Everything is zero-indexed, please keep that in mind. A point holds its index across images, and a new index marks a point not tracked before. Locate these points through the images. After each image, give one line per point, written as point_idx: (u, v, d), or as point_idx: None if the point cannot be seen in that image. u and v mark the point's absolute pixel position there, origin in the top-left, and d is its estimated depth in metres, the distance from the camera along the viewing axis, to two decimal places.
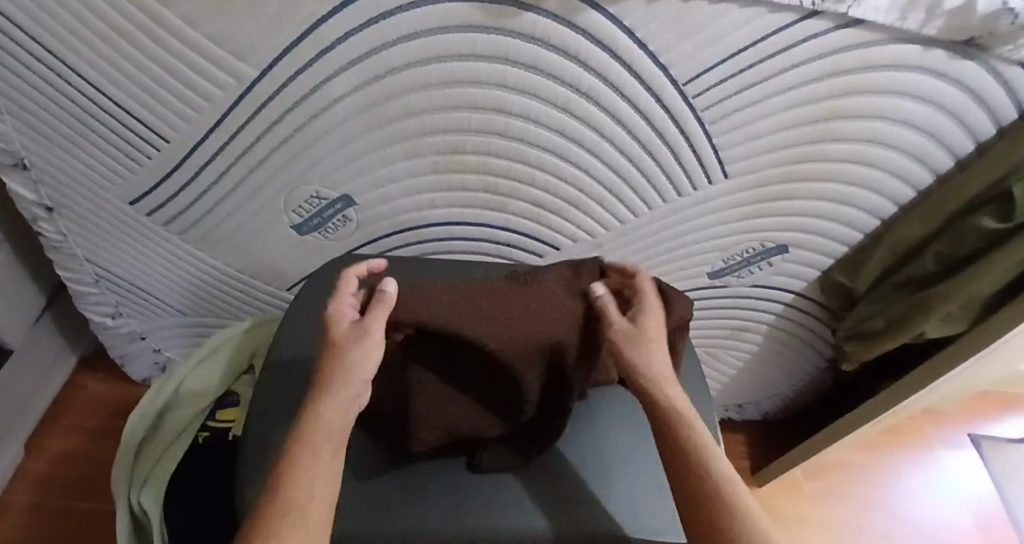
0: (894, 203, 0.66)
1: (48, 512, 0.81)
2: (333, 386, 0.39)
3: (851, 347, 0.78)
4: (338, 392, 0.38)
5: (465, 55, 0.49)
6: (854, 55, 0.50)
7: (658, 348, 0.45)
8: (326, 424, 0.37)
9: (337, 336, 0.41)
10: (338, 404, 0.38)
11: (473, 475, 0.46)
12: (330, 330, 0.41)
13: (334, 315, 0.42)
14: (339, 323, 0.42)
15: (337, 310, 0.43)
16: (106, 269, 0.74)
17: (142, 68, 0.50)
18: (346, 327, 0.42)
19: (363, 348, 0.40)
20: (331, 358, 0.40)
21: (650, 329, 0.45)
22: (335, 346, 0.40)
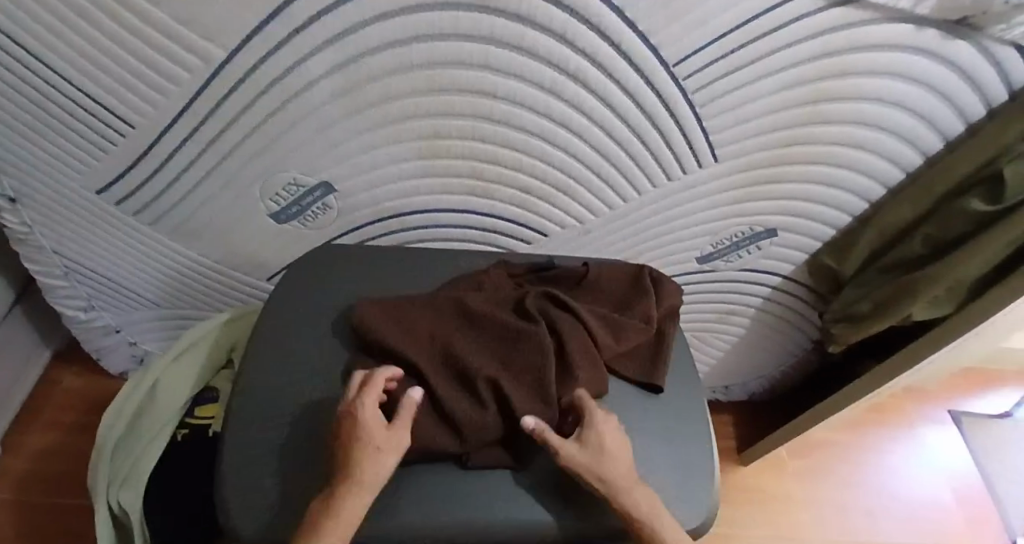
0: (883, 185, 0.66)
1: (27, 509, 0.79)
2: (353, 494, 0.36)
3: (838, 329, 0.78)
4: (359, 502, 0.36)
5: (446, 36, 0.47)
6: (848, 35, 0.49)
7: (615, 455, 0.41)
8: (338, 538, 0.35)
9: (379, 441, 0.38)
10: (348, 515, 0.36)
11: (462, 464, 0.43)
12: (362, 428, 0.38)
13: (366, 408, 0.39)
14: (371, 419, 0.39)
15: (370, 405, 0.39)
16: (75, 261, 0.71)
17: (103, 50, 0.47)
18: (382, 430, 0.39)
19: (382, 457, 0.38)
20: (360, 460, 0.37)
21: (603, 437, 0.41)
22: (366, 447, 0.37)
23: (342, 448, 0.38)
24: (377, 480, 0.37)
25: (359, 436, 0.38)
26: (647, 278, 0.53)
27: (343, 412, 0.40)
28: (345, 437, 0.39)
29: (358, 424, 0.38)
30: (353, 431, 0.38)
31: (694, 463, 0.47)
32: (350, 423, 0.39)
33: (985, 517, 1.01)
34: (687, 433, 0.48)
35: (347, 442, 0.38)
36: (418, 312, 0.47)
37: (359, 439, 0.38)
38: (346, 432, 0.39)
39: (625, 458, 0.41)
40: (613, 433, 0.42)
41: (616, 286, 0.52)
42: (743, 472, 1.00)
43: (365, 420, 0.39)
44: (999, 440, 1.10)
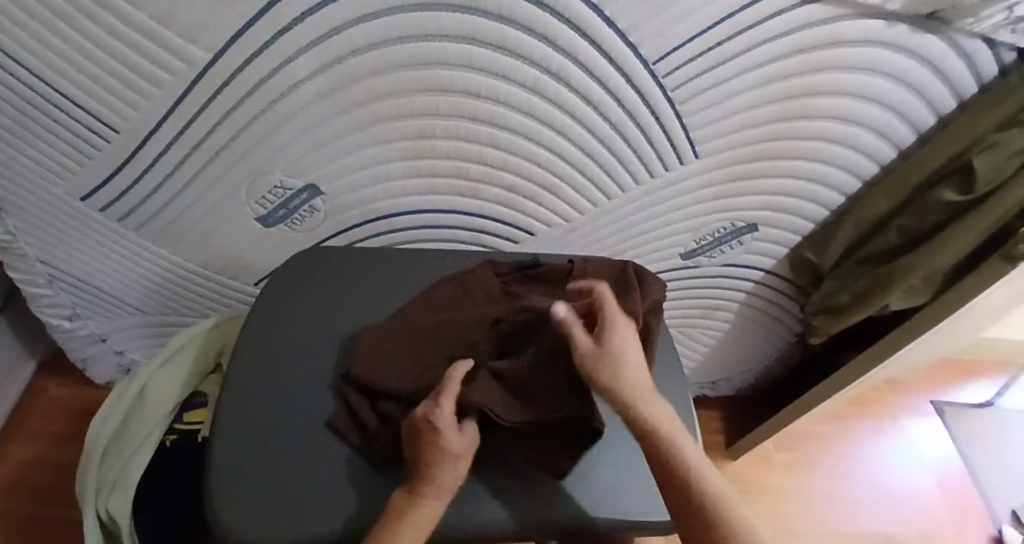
0: (860, 178, 0.67)
1: (14, 521, 0.78)
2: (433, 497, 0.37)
3: (820, 321, 0.79)
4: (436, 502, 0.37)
5: (430, 35, 0.48)
6: (821, 30, 0.51)
7: (628, 356, 0.41)
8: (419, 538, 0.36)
9: (458, 448, 0.38)
10: (427, 516, 0.37)
11: None
12: (444, 435, 0.37)
13: (443, 412, 0.37)
14: (446, 421, 0.37)
15: (448, 407, 0.38)
16: (60, 268, 0.71)
17: (88, 55, 0.47)
18: (458, 434, 0.38)
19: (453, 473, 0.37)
20: (439, 466, 0.37)
21: (623, 341, 0.42)
22: (445, 452, 0.37)
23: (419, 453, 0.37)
24: (453, 484, 0.38)
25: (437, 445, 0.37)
26: (631, 273, 0.53)
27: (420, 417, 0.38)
28: (420, 438, 0.37)
29: (438, 431, 0.37)
30: (432, 437, 0.37)
31: None
32: (427, 423, 0.37)
33: (967, 504, 1.03)
34: None
35: (424, 447, 0.37)
36: (420, 318, 0.49)
37: (438, 448, 0.37)
38: (421, 433, 0.37)
39: (636, 361, 0.42)
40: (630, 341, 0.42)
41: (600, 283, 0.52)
42: (731, 465, 1.01)
43: (444, 424, 0.37)
44: (980, 428, 1.12)
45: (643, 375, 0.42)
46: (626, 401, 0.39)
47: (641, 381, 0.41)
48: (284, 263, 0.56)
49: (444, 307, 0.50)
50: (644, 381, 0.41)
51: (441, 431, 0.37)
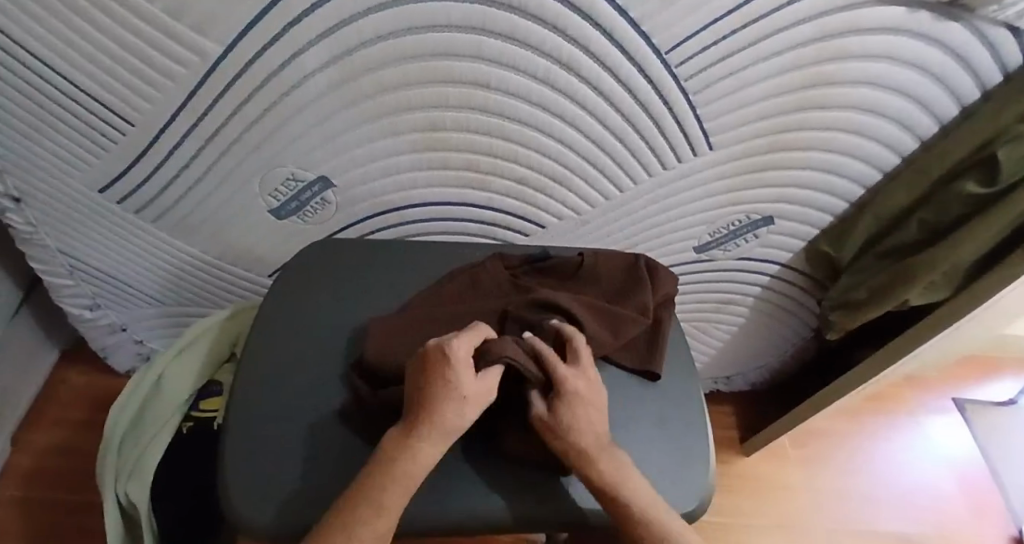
0: (879, 170, 0.66)
1: (39, 505, 0.80)
2: (433, 437, 0.36)
3: (836, 317, 0.78)
4: (437, 444, 0.36)
5: (440, 26, 0.47)
6: (839, 18, 0.49)
7: (584, 409, 0.40)
8: (412, 476, 0.36)
9: (468, 390, 0.37)
10: (424, 454, 0.36)
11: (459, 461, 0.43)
12: (453, 370, 0.37)
13: (460, 350, 0.38)
14: (461, 358, 0.38)
15: (463, 345, 0.38)
16: (80, 259, 0.72)
17: (103, 48, 0.48)
18: (471, 376, 0.38)
19: (456, 411, 0.37)
20: (445, 405, 0.36)
21: (580, 410, 0.39)
22: (454, 390, 0.37)
23: (425, 387, 0.37)
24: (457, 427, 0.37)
25: (444, 380, 0.37)
26: (642, 265, 0.53)
27: (433, 352, 0.38)
28: (430, 372, 0.37)
29: (452, 365, 0.37)
30: (446, 370, 0.37)
31: (690, 452, 0.47)
32: (444, 356, 0.37)
33: (987, 504, 1.01)
34: (682, 422, 0.49)
35: (435, 381, 0.37)
36: (430, 309, 0.49)
37: (444, 382, 0.37)
38: (433, 368, 0.37)
39: (592, 410, 0.40)
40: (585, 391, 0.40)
41: (610, 277, 0.52)
42: (744, 461, 1.00)
43: (458, 360, 0.37)
44: (1001, 427, 1.10)
45: (602, 436, 0.40)
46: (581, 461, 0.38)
47: (599, 445, 0.39)
48: (293, 259, 0.56)
49: (454, 299, 0.50)
50: (598, 439, 0.39)
51: (454, 367, 0.37)
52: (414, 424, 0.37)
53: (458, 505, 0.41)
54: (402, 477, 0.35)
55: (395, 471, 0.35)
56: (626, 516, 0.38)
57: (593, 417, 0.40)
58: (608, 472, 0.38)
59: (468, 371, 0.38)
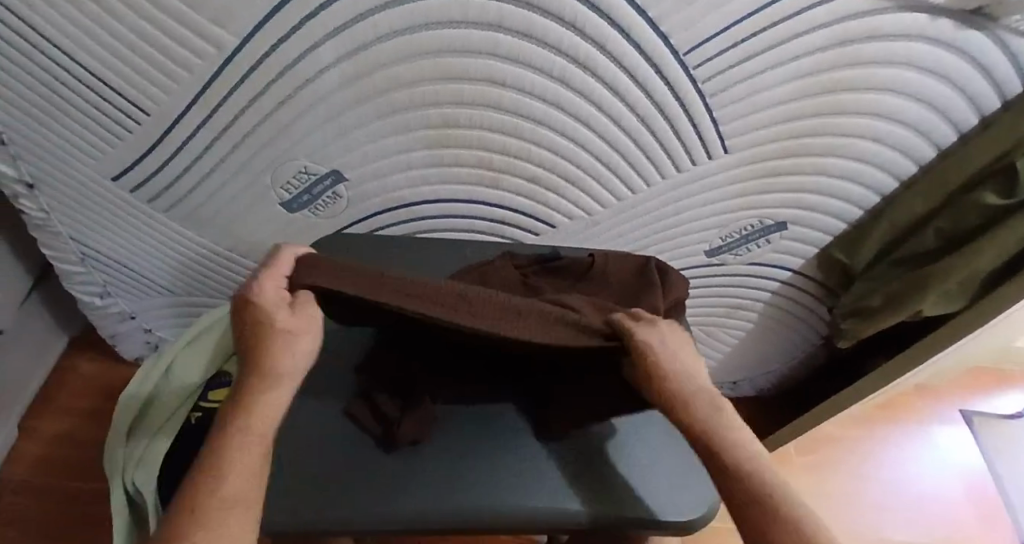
0: (895, 178, 0.65)
1: (47, 491, 0.81)
2: (268, 388, 0.35)
3: (849, 325, 0.77)
4: (276, 391, 0.35)
5: (456, 22, 0.47)
6: (860, 23, 0.49)
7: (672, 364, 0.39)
8: (260, 429, 0.33)
9: (285, 323, 0.38)
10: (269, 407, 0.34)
11: (465, 463, 0.44)
12: (263, 308, 0.38)
13: (265, 290, 0.39)
14: (269, 301, 0.38)
15: (271, 285, 0.39)
16: (91, 247, 0.72)
17: (122, 39, 0.48)
18: (286, 312, 0.38)
19: (282, 344, 0.37)
20: (271, 352, 0.36)
21: (661, 362, 0.38)
22: (272, 331, 0.37)
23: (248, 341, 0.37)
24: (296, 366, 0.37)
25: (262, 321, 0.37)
26: (652, 266, 0.53)
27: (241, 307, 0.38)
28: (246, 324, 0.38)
29: (257, 306, 0.38)
30: (254, 314, 0.38)
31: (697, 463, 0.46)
32: (250, 306, 0.38)
33: (993, 517, 1.00)
34: None
35: (252, 328, 0.37)
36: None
37: (264, 324, 0.37)
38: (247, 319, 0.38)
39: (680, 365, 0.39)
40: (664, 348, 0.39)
41: (622, 280, 0.52)
42: None
43: (268, 301, 0.38)
44: (1008, 441, 1.09)
45: (694, 388, 0.38)
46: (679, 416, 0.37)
47: (698, 402, 0.37)
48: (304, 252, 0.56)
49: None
50: (697, 395, 0.38)
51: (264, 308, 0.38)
52: (244, 381, 0.35)
53: (465, 502, 0.41)
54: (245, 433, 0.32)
55: (244, 423, 0.33)
56: (731, 481, 0.34)
57: (686, 372, 0.39)
58: (706, 427, 0.36)
59: (287, 310, 0.38)
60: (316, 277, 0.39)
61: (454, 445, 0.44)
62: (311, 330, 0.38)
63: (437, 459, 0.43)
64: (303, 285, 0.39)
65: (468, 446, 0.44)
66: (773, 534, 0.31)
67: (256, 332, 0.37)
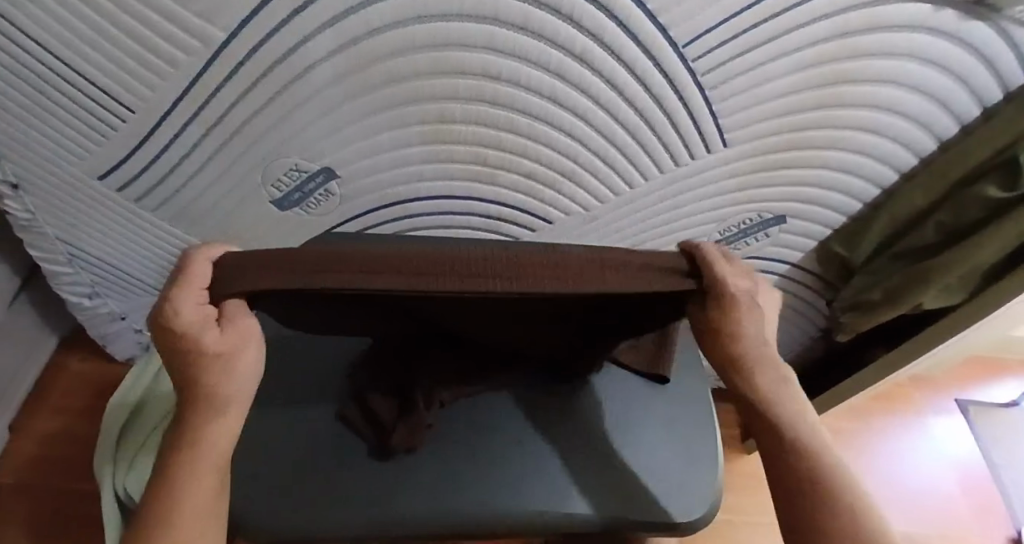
0: (896, 171, 0.64)
1: (39, 493, 0.80)
2: (210, 417, 0.33)
3: (848, 318, 0.76)
4: (222, 418, 0.33)
5: (450, 16, 0.46)
6: (863, 14, 0.48)
7: (755, 314, 0.31)
8: (213, 460, 0.33)
9: (216, 347, 0.32)
10: (222, 432, 0.33)
11: (464, 466, 0.43)
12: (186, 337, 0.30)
13: (183, 316, 0.28)
14: (192, 322, 0.29)
15: (190, 303, 0.28)
16: (78, 247, 0.71)
17: (106, 34, 0.47)
18: (216, 330, 0.31)
19: (221, 373, 0.33)
20: (209, 381, 0.33)
21: (739, 316, 0.30)
22: (206, 360, 0.32)
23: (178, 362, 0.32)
24: (242, 388, 0.34)
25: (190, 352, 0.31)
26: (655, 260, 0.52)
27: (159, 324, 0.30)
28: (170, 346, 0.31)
29: (181, 335, 0.30)
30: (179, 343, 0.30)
31: (699, 464, 0.46)
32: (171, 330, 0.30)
33: (989, 505, 1.01)
34: (692, 428, 0.48)
35: (181, 355, 0.32)
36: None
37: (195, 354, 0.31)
38: (169, 342, 0.31)
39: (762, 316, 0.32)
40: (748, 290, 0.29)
41: None
42: (746, 460, 1.00)
43: (190, 326, 0.29)
44: (1003, 430, 1.09)
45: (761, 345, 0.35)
46: (739, 376, 0.36)
47: (761, 358, 0.36)
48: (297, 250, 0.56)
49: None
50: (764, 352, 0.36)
51: (189, 334, 0.30)
52: (186, 405, 0.33)
53: (462, 506, 0.42)
54: (194, 466, 0.32)
55: (192, 457, 0.32)
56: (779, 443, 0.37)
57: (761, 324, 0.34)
58: (763, 387, 0.37)
59: (214, 329, 0.31)
60: (247, 278, 0.23)
61: (453, 448, 0.44)
62: (249, 344, 0.33)
63: (436, 462, 0.43)
64: (233, 291, 0.24)
65: (466, 448, 0.44)
66: (816, 506, 0.35)
67: (184, 356, 0.32)
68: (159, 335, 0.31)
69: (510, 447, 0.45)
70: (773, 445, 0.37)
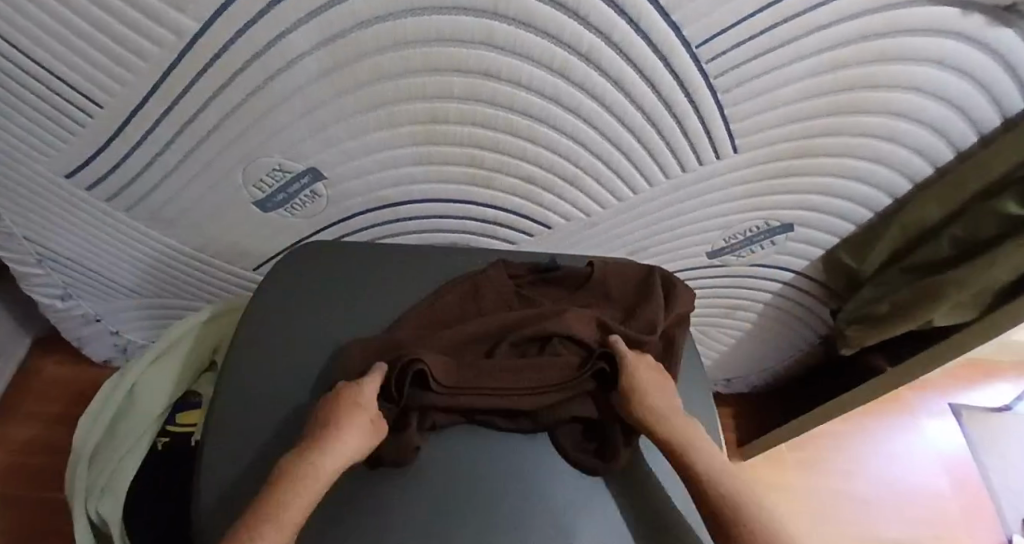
0: (909, 180, 0.62)
1: (11, 503, 0.77)
2: (328, 458, 0.36)
3: (852, 331, 0.74)
4: (332, 466, 0.35)
5: (445, 8, 0.42)
6: (888, 16, 0.45)
7: (648, 379, 0.44)
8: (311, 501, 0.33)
9: (371, 417, 0.39)
10: (323, 479, 0.35)
11: (457, 492, 0.40)
12: (362, 400, 0.40)
13: (367, 392, 0.40)
14: (366, 397, 0.40)
15: (373, 387, 0.41)
16: (48, 248, 0.67)
17: (68, 24, 0.43)
18: (373, 412, 0.40)
19: (357, 431, 0.38)
20: (347, 433, 0.37)
21: (635, 375, 0.44)
22: (357, 415, 0.39)
23: (331, 412, 0.39)
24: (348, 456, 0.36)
25: (356, 404, 0.39)
26: (656, 278, 0.53)
27: (343, 386, 0.41)
28: (338, 401, 0.39)
29: (356, 394, 0.40)
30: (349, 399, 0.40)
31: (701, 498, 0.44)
32: (353, 394, 0.40)
33: (980, 509, 1.01)
34: None
35: (341, 407, 0.39)
36: (432, 335, 0.45)
37: (355, 407, 0.39)
38: (341, 398, 0.40)
39: (658, 389, 0.44)
40: (642, 364, 0.45)
41: (621, 292, 0.52)
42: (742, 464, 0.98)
43: (364, 400, 0.40)
44: (996, 434, 1.09)
45: (666, 406, 0.43)
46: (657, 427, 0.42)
47: (669, 412, 0.43)
48: (285, 260, 0.53)
49: (457, 313, 0.49)
50: (670, 410, 0.43)
51: (359, 399, 0.40)
52: (312, 443, 0.37)
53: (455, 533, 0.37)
54: (298, 498, 0.33)
55: (297, 487, 0.33)
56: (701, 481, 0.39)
57: (657, 389, 0.44)
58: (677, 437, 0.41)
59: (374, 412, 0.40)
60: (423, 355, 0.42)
61: (447, 473, 0.40)
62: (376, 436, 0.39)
63: (425, 489, 0.39)
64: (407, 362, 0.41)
65: (462, 474, 0.41)
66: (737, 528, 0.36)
67: (344, 407, 0.39)
68: (333, 397, 0.40)
69: (507, 472, 0.41)
70: (699, 491, 0.39)
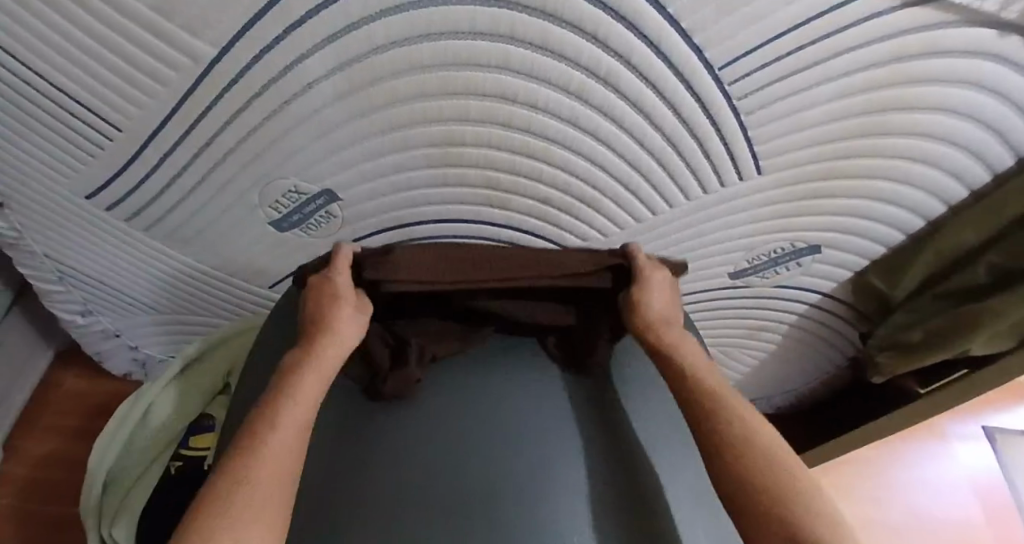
0: (943, 202, 0.59)
1: (32, 517, 0.78)
2: (327, 345, 0.40)
3: (884, 359, 0.72)
4: (331, 351, 0.40)
5: (462, 33, 0.41)
6: (922, 38, 0.43)
7: (659, 290, 0.47)
8: (319, 382, 0.38)
9: (349, 297, 0.44)
10: (328, 360, 0.40)
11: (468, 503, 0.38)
12: (336, 290, 0.44)
13: (340, 282, 0.44)
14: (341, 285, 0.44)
15: (343, 277, 0.45)
16: (69, 266, 0.68)
17: (87, 50, 0.43)
18: (351, 294, 0.44)
19: (341, 314, 0.42)
20: (333, 323, 0.42)
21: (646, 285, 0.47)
22: (338, 304, 0.43)
23: (316, 307, 0.43)
24: (343, 346, 0.41)
25: (331, 295, 0.43)
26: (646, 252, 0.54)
27: (316, 282, 0.45)
28: (317, 295, 0.44)
29: (331, 287, 0.44)
30: (326, 292, 0.44)
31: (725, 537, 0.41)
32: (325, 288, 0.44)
33: None
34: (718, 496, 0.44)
35: (320, 299, 0.43)
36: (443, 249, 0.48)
37: (332, 297, 0.43)
38: (318, 292, 0.44)
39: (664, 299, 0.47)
40: (654, 275, 0.47)
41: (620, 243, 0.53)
42: None
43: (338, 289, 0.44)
44: None
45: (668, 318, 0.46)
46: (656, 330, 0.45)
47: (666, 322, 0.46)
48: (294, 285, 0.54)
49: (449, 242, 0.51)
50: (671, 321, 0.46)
51: (334, 289, 0.44)
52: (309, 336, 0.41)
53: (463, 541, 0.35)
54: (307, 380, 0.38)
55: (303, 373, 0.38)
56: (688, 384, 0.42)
57: (663, 300, 0.47)
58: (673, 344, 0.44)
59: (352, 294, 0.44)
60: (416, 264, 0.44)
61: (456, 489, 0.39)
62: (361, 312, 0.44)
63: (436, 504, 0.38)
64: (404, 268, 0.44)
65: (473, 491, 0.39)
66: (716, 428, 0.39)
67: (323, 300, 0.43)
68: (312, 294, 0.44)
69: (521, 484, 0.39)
70: (686, 394, 0.42)
